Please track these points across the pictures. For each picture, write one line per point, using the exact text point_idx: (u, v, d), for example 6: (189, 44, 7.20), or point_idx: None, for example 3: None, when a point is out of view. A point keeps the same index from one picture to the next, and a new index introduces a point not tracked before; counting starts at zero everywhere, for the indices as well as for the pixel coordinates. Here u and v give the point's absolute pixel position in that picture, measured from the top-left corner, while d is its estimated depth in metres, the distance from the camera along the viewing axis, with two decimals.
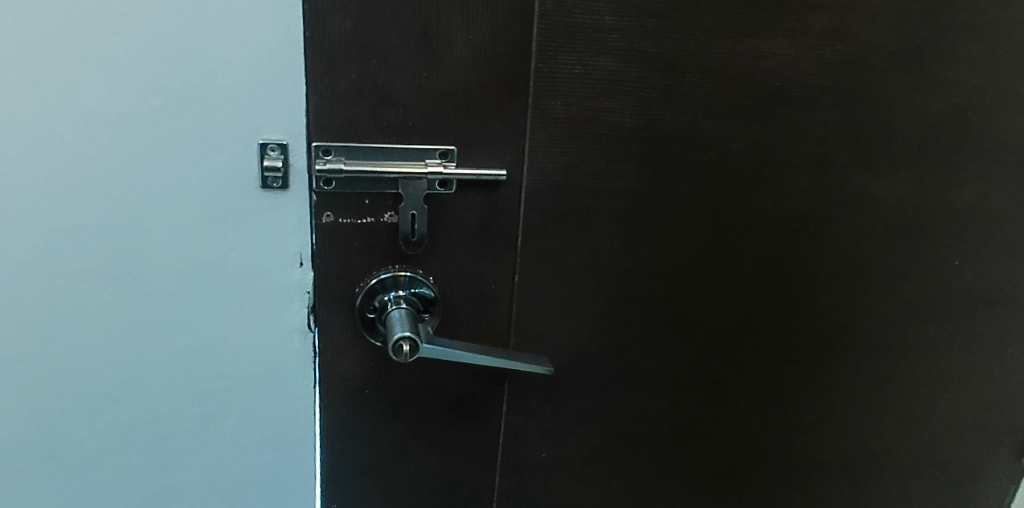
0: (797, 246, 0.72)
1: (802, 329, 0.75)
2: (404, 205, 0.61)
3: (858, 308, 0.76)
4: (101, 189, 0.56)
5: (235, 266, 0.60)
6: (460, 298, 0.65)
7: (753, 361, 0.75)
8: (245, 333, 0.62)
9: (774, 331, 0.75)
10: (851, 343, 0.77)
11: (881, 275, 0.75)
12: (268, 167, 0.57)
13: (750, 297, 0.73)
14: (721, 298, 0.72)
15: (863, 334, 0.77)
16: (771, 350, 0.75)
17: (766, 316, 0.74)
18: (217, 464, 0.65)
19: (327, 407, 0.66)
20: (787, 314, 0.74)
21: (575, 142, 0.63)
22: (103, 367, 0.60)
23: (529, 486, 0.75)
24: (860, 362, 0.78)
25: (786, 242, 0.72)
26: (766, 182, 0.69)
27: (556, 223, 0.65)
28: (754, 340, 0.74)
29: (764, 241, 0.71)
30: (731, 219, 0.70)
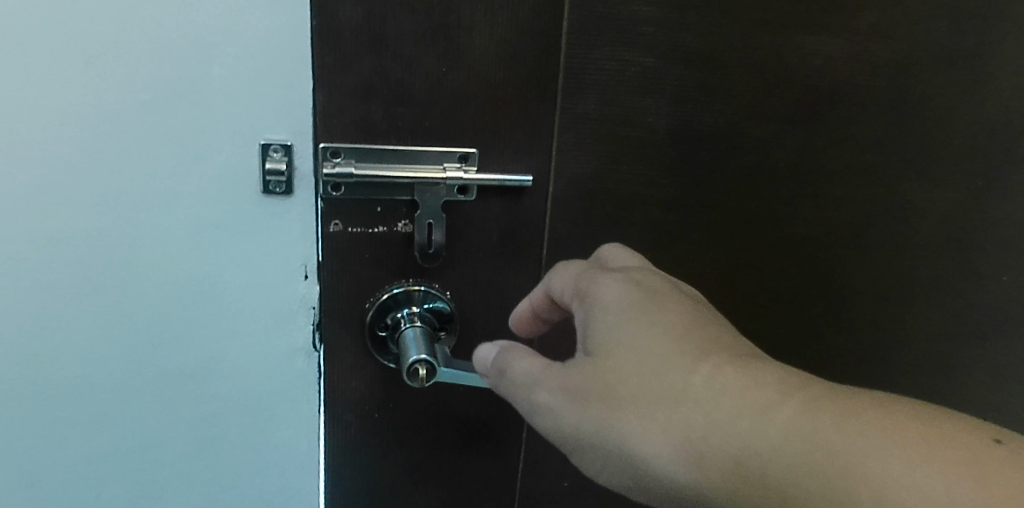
0: (831, 258, 0.67)
1: (838, 348, 0.70)
2: (420, 214, 0.55)
3: (901, 328, 0.70)
4: (84, 195, 0.50)
5: (234, 279, 0.54)
6: (478, 314, 0.60)
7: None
8: (244, 351, 0.56)
9: (807, 349, 0.69)
10: (895, 362, 0.71)
11: (927, 289, 0.69)
12: (270, 170, 0.51)
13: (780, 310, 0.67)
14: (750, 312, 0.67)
15: (910, 353, 0.71)
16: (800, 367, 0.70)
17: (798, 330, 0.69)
18: (214, 492, 0.60)
19: (333, 431, 0.61)
20: (823, 329, 0.69)
21: (603, 145, 0.58)
22: (87, 390, 0.55)
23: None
24: (900, 386, 0.72)
25: (818, 253, 0.66)
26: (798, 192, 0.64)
27: (584, 232, 0.60)
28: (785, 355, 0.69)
29: (796, 253, 0.66)
30: (759, 232, 0.64)
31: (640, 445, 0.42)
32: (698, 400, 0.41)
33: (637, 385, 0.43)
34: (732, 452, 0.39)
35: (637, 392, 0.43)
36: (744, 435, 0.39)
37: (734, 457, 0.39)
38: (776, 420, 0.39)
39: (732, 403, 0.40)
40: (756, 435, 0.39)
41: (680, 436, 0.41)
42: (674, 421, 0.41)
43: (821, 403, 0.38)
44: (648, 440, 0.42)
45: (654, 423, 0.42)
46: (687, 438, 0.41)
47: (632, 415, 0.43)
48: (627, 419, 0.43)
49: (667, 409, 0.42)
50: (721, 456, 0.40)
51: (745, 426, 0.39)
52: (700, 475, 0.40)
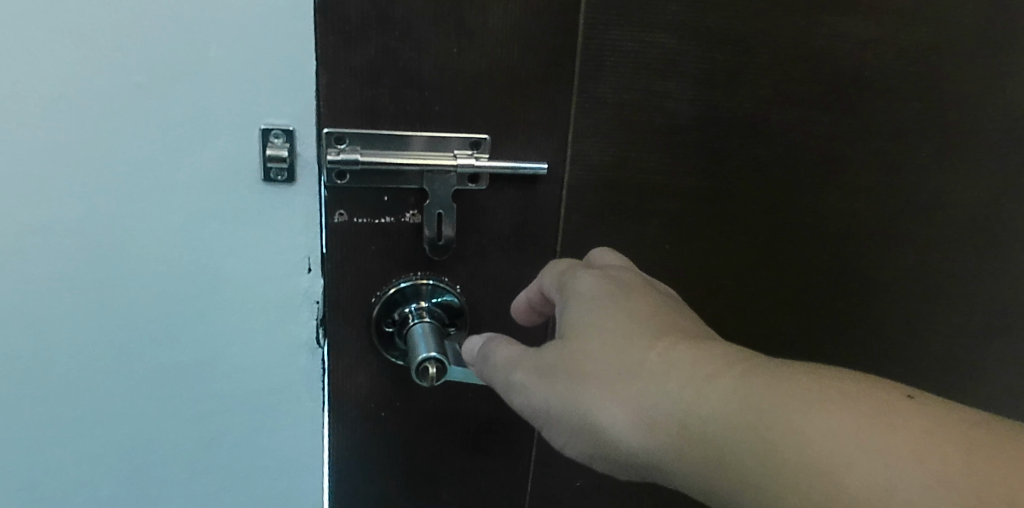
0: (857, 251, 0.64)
1: (860, 343, 0.67)
2: (429, 204, 0.53)
3: (928, 323, 0.67)
4: (72, 184, 0.47)
5: (233, 272, 0.51)
6: (489, 309, 0.57)
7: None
8: (244, 348, 0.54)
9: (829, 344, 0.67)
10: (919, 358, 0.68)
11: (955, 284, 0.66)
12: (271, 156, 0.48)
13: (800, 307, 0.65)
14: (770, 310, 0.64)
15: (935, 349, 0.68)
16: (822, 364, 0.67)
17: (819, 326, 0.66)
18: (214, 493, 0.58)
19: (338, 430, 0.59)
20: (845, 324, 0.66)
21: (621, 132, 0.55)
22: (79, 388, 0.52)
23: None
24: (924, 383, 0.69)
25: (842, 249, 0.63)
26: (820, 200, 0.61)
27: (600, 223, 0.57)
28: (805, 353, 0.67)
29: (820, 248, 0.63)
30: (773, 252, 0.62)
31: (600, 416, 0.42)
32: (654, 372, 0.41)
33: (597, 357, 0.43)
34: (685, 420, 0.40)
35: (597, 365, 0.43)
36: (694, 403, 0.40)
37: (688, 427, 0.40)
38: (719, 388, 0.39)
39: (683, 374, 0.41)
40: (703, 403, 0.39)
41: (637, 406, 0.41)
42: (631, 393, 0.42)
43: (762, 373, 0.39)
44: (608, 411, 0.42)
45: (612, 394, 0.42)
46: (646, 409, 0.41)
47: (590, 387, 0.43)
48: (587, 390, 0.43)
49: (625, 380, 0.42)
50: (676, 425, 0.40)
51: (691, 394, 0.40)
52: (658, 445, 0.41)
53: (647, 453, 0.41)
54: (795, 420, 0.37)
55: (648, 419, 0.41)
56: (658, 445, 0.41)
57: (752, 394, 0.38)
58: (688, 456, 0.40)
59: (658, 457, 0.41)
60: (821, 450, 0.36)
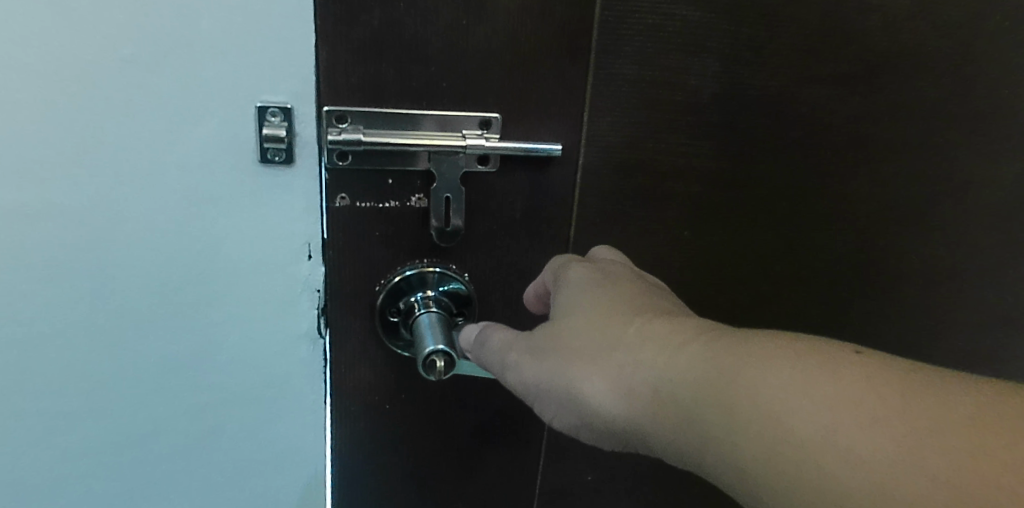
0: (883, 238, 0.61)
1: (882, 332, 0.65)
2: (437, 187, 0.49)
3: (950, 309, 0.65)
4: (56, 166, 0.44)
5: (230, 258, 0.48)
6: (498, 298, 0.54)
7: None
8: (242, 338, 0.51)
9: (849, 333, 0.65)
10: (942, 346, 0.66)
11: (982, 271, 0.64)
12: (268, 136, 0.46)
13: (820, 297, 0.62)
14: (789, 299, 0.62)
15: (957, 335, 0.66)
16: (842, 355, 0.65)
17: (840, 316, 0.64)
18: (212, 487, 0.55)
19: (340, 423, 0.56)
20: (867, 312, 0.64)
21: (639, 111, 0.52)
22: (69, 381, 0.49)
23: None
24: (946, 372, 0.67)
25: (866, 236, 0.61)
26: (841, 189, 0.59)
27: (615, 207, 0.54)
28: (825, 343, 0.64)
29: (843, 234, 0.60)
30: (795, 243, 0.60)
31: (580, 383, 0.44)
32: (631, 345, 0.43)
33: (579, 327, 0.45)
34: (658, 386, 0.41)
35: (578, 335, 0.45)
36: (665, 370, 0.41)
37: (662, 394, 0.41)
38: (687, 355, 0.41)
39: (656, 344, 0.43)
40: (673, 369, 0.41)
41: (615, 373, 0.43)
42: (610, 360, 0.44)
43: (725, 343, 0.40)
44: (588, 378, 0.44)
45: (591, 362, 0.44)
46: (625, 380, 0.43)
47: (571, 356, 0.45)
48: (569, 359, 0.45)
49: (604, 349, 0.44)
50: (651, 391, 0.42)
51: (662, 362, 0.42)
52: (636, 412, 0.42)
53: (625, 418, 0.43)
54: (755, 387, 0.38)
55: (626, 385, 0.43)
56: (635, 411, 0.42)
57: (716, 362, 0.40)
58: (664, 422, 0.41)
59: (637, 423, 0.43)
60: (786, 421, 0.36)
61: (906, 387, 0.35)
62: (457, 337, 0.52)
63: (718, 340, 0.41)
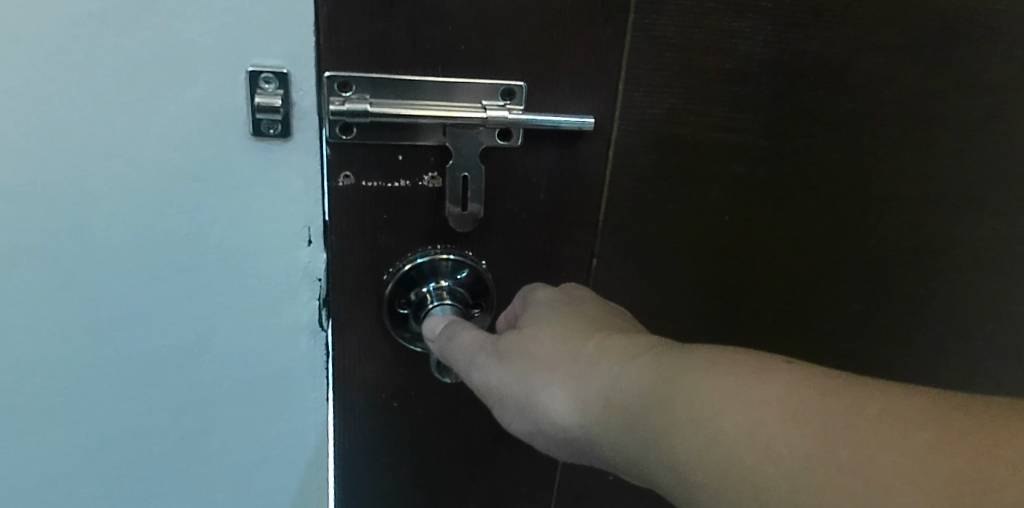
0: (936, 232, 0.55)
1: (926, 331, 0.60)
2: (453, 165, 0.44)
3: (1003, 307, 0.60)
4: (18, 138, 0.38)
5: (216, 245, 0.43)
6: (518, 287, 0.49)
7: (859, 366, 0.60)
8: (232, 333, 0.45)
9: (891, 334, 0.59)
10: (996, 337, 0.61)
11: None
12: (261, 106, 0.39)
13: (865, 290, 0.57)
14: (827, 296, 0.57)
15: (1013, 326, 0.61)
16: (882, 354, 0.60)
17: (883, 313, 0.58)
18: (201, 495, 0.50)
19: (346, 420, 0.51)
20: (913, 310, 0.59)
21: (680, 81, 0.46)
22: (35, 382, 0.43)
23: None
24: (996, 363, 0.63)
25: (918, 229, 0.55)
26: (871, 185, 0.53)
27: (650, 187, 0.49)
28: (863, 342, 0.59)
29: (892, 227, 0.54)
30: (844, 227, 0.54)
31: (541, 390, 0.39)
32: (590, 358, 0.39)
33: (540, 330, 0.41)
34: (616, 398, 0.37)
35: (538, 338, 0.41)
36: (623, 382, 0.37)
37: (622, 408, 0.37)
38: (641, 367, 0.37)
39: (616, 355, 0.38)
40: (631, 381, 0.37)
41: (574, 382, 0.38)
42: (570, 368, 0.39)
43: (672, 354, 0.36)
44: (547, 386, 0.39)
45: (552, 368, 0.39)
46: (588, 394, 0.38)
47: (530, 361, 0.40)
48: (530, 364, 0.40)
49: (566, 358, 0.39)
50: (611, 404, 0.37)
51: (619, 372, 0.37)
52: (596, 425, 0.38)
53: (586, 430, 0.38)
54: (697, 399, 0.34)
55: (586, 396, 0.38)
56: (596, 424, 0.38)
57: (666, 376, 0.35)
58: (622, 438, 0.37)
59: (596, 437, 0.38)
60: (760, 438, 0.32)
61: (840, 389, 0.31)
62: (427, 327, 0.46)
63: (666, 350, 0.37)
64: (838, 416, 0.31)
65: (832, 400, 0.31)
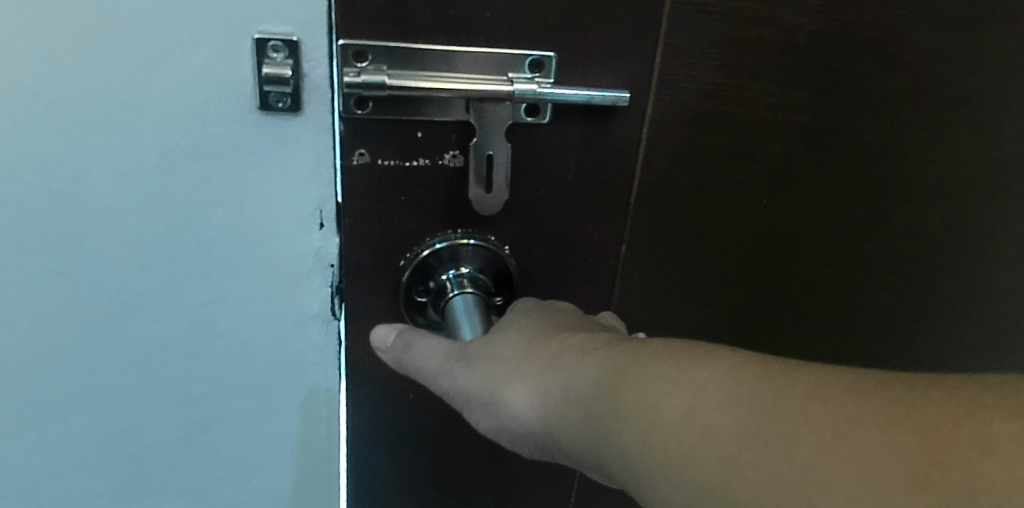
0: (978, 222, 0.52)
1: (961, 321, 0.57)
2: (478, 142, 0.40)
3: None
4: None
5: (221, 226, 0.39)
6: (542, 274, 0.46)
7: (888, 356, 0.58)
8: (238, 321, 0.42)
9: (922, 325, 0.57)
10: None
11: None
12: (269, 78, 0.36)
13: (902, 280, 0.54)
14: (859, 287, 0.54)
15: None
16: (912, 345, 0.58)
17: (916, 304, 0.55)
18: (207, 490, 0.47)
19: (360, 412, 0.48)
20: (949, 300, 0.56)
21: (721, 54, 0.42)
22: (27, 373, 0.40)
23: (606, 503, 0.59)
24: None
25: (959, 218, 0.52)
26: (921, 167, 0.49)
27: (685, 168, 0.45)
28: (893, 333, 0.57)
29: (930, 215, 0.51)
30: (892, 211, 0.51)
31: (505, 389, 0.39)
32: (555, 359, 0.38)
33: (505, 332, 0.40)
34: (579, 397, 0.36)
35: (502, 339, 0.40)
36: (577, 381, 0.36)
37: (578, 409, 0.36)
38: (592, 367, 0.36)
39: (577, 352, 0.38)
40: (590, 377, 0.36)
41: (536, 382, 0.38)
42: (529, 366, 0.39)
43: (629, 346, 0.36)
44: (506, 385, 0.39)
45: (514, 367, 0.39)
46: (552, 393, 0.37)
47: (497, 361, 0.39)
48: (494, 364, 0.39)
49: (530, 360, 0.39)
50: (568, 404, 0.36)
51: (579, 371, 0.37)
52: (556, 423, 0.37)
53: (546, 427, 0.38)
54: (647, 407, 0.32)
55: (545, 393, 0.38)
56: (558, 421, 0.37)
57: (614, 377, 0.34)
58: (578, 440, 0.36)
59: (554, 436, 0.37)
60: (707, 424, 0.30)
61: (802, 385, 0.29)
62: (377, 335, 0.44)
63: (620, 347, 0.36)
64: (801, 415, 0.28)
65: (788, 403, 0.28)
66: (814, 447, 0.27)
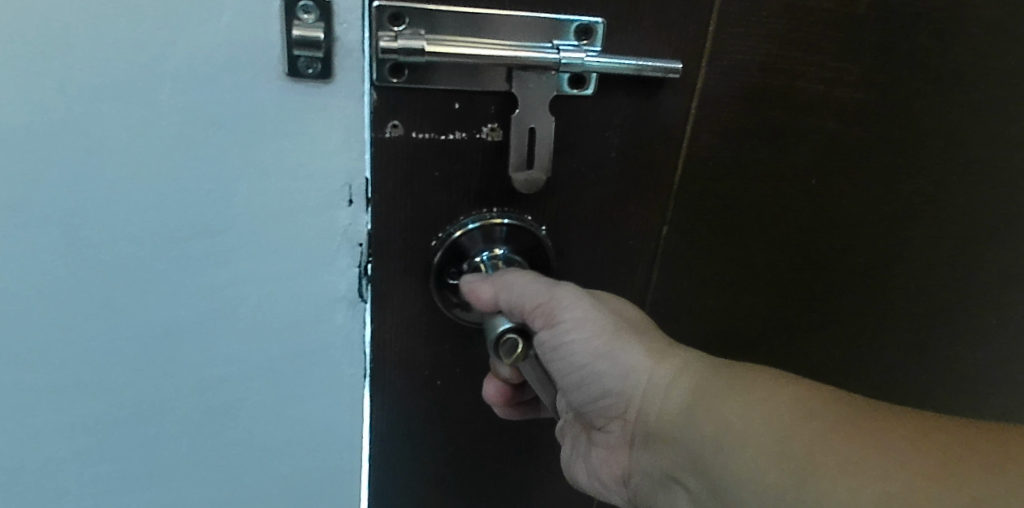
0: None
1: (1015, 315, 0.54)
2: (519, 115, 0.38)
3: None
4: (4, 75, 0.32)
5: (246, 197, 0.37)
6: (580, 257, 0.44)
7: (942, 351, 0.55)
8: (262, 300, 0.40)
9: (979, 319, 0.54)
10: None
11: None
12: (299, 41, 0.34)
13: (953, 278, 0.51)
14: (917, 278, 0.50)
15: None
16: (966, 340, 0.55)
17: (968, 300, 0.52)
18: (223, 480, 0.45)
19: (385, 395, 0.46)
20: (1005, 294, 0.53)
21: (778, 25, 0.40)
22: (36, 354, 0.38)
23: None
24: None
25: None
26: (989, 150, 0.46)
27: (736, 146, 0.43)
28: (938, 334, 0.54)
29: (995, 202, 0.48)
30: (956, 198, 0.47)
31: (610, 359, 0.40)
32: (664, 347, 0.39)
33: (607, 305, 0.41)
34: (683, 381, 0.37)
35: (609, 309, 0.40)
36: (679, 386, 0.37)
37: (683, 407, 0.37)
38: (696, 375, 0.37)
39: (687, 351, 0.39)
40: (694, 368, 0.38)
41: (641, 363, 0.39)
42: (635, 352, 0.39)
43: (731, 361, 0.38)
44: (613, 355, 0.40)
45: (627, 345, 0.39)
46: (654, 376, 0.39)
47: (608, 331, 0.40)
48: (602, 332, 0.40)
49: (640, 338, 0.40)
50: (671, 403, 0.38)
51: (686, 360, 0.38)
52: (654, 409, 0.38)
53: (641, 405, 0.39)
54: (743, 396, 0.35)
55: (651, 374, 0.39)
56: (659, 398, 0.38)
57: (720, 375, 0.37)
58: (673, 426, 0.37)
59: (647, 416, 0.39)
60: (784, 410, 0.33)
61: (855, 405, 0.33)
62: (468, 280, 0.40)
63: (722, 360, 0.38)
64: (857, 419, 0.32)
65: (852, 411, 0.32)
66: (846, 440, 0.31)
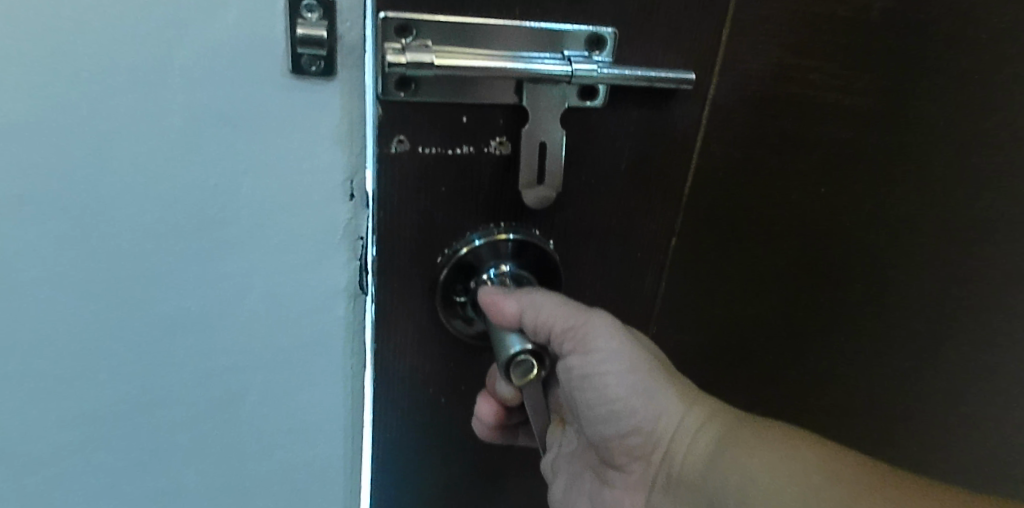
0: None
1: None
2: (529, 129, 0.37)
3: None
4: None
5: (247, 196, 0.35)
6: (587, 268, 0.43)
7: None
8: (262, 301, 0.38)
9: None
10: None
11: None
12: (302, 39, 0.32)
13: None
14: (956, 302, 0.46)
15: None
16: None
17: None
18: (217, 479, 0.43)
19: (386, 404, 0.45)
20: None
21: (794, 34, 0.39)
22: (27, 352, 0.36)
23: None
24: None
25: None
26: None
27: (746, 155, 0.42)
28: None
29: None
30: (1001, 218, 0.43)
31: (644, 401, 0.41)
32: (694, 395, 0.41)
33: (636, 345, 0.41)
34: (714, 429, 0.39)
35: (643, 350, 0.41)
36: (707, 437, 0.39)
37: (709, 457, 0.39)
38: (723, 426, 0.39)
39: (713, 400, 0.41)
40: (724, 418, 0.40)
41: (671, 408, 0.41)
42: (667, 397, 0.41)
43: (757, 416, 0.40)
44: (647, 396, 0.41)
45: (662, 388, 0.41)
46: (683, 422, 0.40)
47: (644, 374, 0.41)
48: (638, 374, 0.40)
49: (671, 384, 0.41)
50: (697, 452, 0.40)
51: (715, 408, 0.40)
52: (681, 455, 0.40)
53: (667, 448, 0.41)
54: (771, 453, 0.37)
55: (681, 419, 0.40)
56: (689, 443, 0.40)
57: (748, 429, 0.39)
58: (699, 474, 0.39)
59: (674, 461, 0.41)
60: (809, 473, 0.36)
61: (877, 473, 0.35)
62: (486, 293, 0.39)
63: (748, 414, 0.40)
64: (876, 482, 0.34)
65: (873, 477, 0.35)
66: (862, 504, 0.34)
